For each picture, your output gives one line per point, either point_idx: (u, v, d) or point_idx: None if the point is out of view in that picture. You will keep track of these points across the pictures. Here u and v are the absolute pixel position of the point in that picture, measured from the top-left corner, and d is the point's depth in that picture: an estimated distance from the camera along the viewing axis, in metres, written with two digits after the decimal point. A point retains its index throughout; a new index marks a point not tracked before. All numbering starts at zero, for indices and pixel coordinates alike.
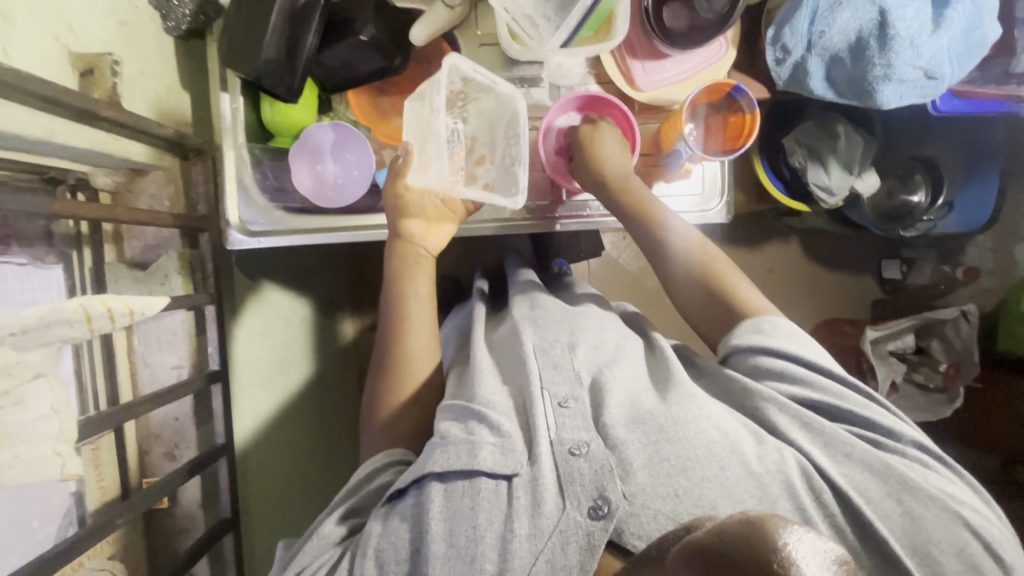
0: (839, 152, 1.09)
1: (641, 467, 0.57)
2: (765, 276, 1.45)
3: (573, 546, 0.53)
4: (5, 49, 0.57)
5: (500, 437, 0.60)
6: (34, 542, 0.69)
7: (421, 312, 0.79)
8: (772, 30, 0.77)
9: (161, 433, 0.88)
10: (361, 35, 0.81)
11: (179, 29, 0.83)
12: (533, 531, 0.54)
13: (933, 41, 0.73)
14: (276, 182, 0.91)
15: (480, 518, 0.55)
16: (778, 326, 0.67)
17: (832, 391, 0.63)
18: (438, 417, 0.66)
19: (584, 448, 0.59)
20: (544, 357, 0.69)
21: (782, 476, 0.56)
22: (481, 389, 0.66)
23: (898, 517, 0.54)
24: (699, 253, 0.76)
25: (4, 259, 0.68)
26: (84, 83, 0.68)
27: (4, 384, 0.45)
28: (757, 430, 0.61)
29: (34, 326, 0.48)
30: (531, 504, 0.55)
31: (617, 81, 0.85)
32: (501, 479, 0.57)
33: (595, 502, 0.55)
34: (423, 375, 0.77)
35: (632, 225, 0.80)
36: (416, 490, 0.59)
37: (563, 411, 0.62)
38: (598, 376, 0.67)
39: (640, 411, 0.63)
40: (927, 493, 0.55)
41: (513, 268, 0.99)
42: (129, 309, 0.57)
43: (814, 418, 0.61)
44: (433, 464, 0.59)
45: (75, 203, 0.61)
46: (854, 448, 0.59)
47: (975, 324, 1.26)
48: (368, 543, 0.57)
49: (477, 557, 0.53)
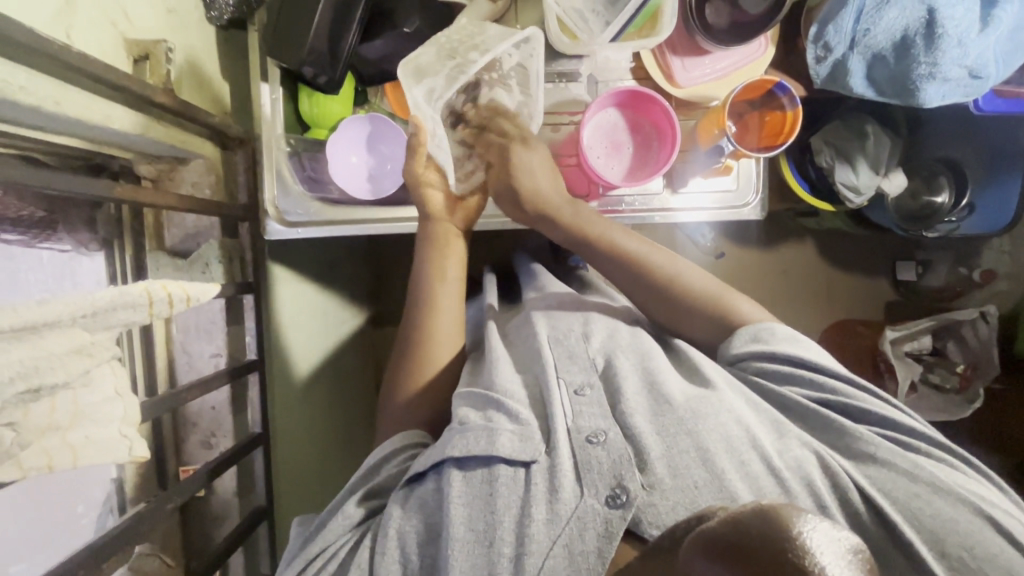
0: (867, 152, 1.10)
1: (659, 459, 0.56)
2: (781, 275, 1.46)
3: (591, 532, 0.53)
4: (66, 33, 0.58)
5: (518, 424, 0.60)
6: (75, 529, 0.72)
7: (451, 298, 0.80)
8: (815, 27, 0.78)
9: (198, 421, 0.90)
10: (405, 28, 0.83)
11: (221, 19, 0.85)
12: (551, 517, 0.54)
13: (981, 40, 0.74)
14: (312, 172, 0.90)
15: (498, 504, 0.55)
16: (776, 333, 0.67)
17: (842, 391, 0.62)
18: (455, 403, 0.66)
19: (602, 436, 0.58)
20: (559, 347, 0.70)
21: (802, 472, 0.56)
22: (498, 377, 0.67)
23: (926, 517, 0.52)
24: (665, 263, 0.76)
25: (47, 245, 0.71)
26: (138, 68, 0.69)
27: (84, 363, 0.46)
28: (778, 423, 0.61)
29: (105, 307, 0.47)
30: (549, 490, 0.55)
31: (657, 77, 0.86)
32: (519, 466, 0.58)
33: (614, 490, 0.55)
34: (446, 357, 0.77)
35: (598, 259, 0.79)
36: (436, 474, 0.60)
37: (579, 399, 0.63)
38: (611, 360, 0.68)
39: (659, 398, 0.63)
40: (956, 495, 0.53)
41: (523, 265, 0.97)
42: (187, 295, 0.56)
43: (837, 420, 0.60)
44: (451, 449, 0.59)
45: (132, 187, 0.61)
46: (877, 446, 0.57)
47: (995, 326, 1.26)
48: (389, 524, 0.58)
49: (496, 541, 0.53)
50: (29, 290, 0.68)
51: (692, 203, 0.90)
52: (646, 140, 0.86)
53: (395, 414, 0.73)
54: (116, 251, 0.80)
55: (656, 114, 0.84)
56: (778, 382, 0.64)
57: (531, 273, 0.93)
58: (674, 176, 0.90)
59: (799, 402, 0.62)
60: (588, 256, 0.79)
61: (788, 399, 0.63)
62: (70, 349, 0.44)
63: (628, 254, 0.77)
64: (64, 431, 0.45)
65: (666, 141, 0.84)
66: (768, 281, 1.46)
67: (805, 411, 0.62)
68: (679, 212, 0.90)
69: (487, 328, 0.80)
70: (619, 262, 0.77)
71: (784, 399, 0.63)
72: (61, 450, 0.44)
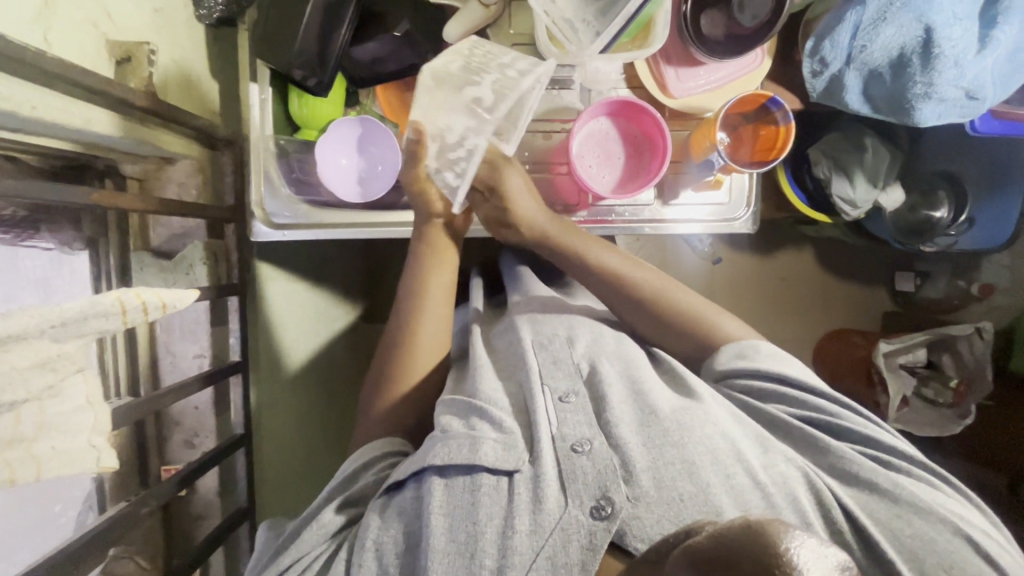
0: (865, 166, 1.07)
1: (644, 470, 0.53)
2: (777, 284, 1.45)
3: (575, 545, 0.50)
4: (44, 37, 0.57)
5: (501, 432, 0.57)
6: (56, 526, 0.74)
7: (437, 305, 0.75)
8: (811, 42, 0.77)
9: (181, 420, 0.91)
10: (395, 32, 0.81)
11: (211, 17, 0.83)
12: (534, 529, 0.50)
13: (977, 62, 0.73)
14: (300, 174, 0.89)
15: (480, 513, 0.52)
16: (761, 350, 0.65)
17: (828, 411, 0.60)
18: (436, 411, 0.62)
19: (587, 446, 0.55)
20: (543, 352, 0.65)
21: (787, 488, 0.54)
22: (483, 385, 0.62)
23: (907, 538, 0.51)
24: (654, 282, 0.73)
25: (32, 243, 0.72)
26: (120, 70, 0.68)
27: (48, 378, 0.45)
28: (763, 437, 0.58)
29: (74, 318, 0.47)
30: (532, 501, 0.52)
31: (650, 88, 0.84)
32: (502, 475, 0.54)
33: (598, 502, 0.52)
34: (432, 361, 0.74)
35: (584, 275, 0.76)
36: (417, 483, 0.56)
37: (564, 406, 0.59)
38: (596, 364, 0.64)
39: (645, 409, 0.59)
40: (937, 516, 0.51)
41: (508, 264, 0.92)
42: (163, 302, 0.55)
43: (821, 438, 0.58)
44: (433, 457, 0.55)
45: (111, 193, 0.60)
46: (860, 465, 0.55)
47: (990, 343, 1.22)
48: (366, 535, 0.54)
49: (478, 552, 0.50)
50: (25, 280, 0.72)
51: (685, 215, 0.90)
52: (637, 150, 0.86)
53: (374, 419, 0.70)
54: (101, 250, 0.80)
55: (647, 125, 0.83)
56: (764, 400, 0.62)
57: (515, 275, 0.88)
58: (666, 188, 0.89)
59: (785, 419, 0.60)
60: (576, 270, 0.76)
61: (775, 417, 0.60)
62: (34, 363, 0.44)
63: (616, 269, 0.74)
64: (30, 442, 0.44)
65: (658, 152, 0.83)
66: (764, 290, 1.45)
67: (789, 428, 0.60)
68: (674, 224, 0.90)
69: (472, 332, 0.75)
70: (600, 271, 0.75)
71: (767, 415, 0.61)
72: (25, 462, 0.44)
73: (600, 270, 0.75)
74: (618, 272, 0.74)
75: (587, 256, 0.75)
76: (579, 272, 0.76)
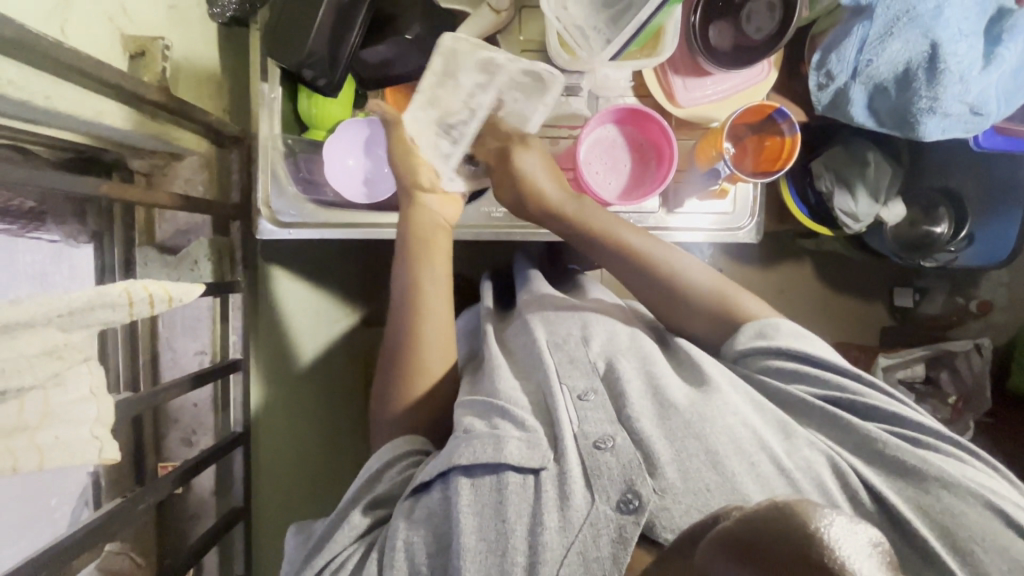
0: (867, 180, 1.08)
1: (669, 462, 0.53)
2: (778, 297, 1.45)
3: (606, 538, 0.49)
4: (61, 28, 0.57)
5: (524, 431, 0.56)
6: (50, 520, 0.74)
7: (438, 299, 0.74)
8: (818, 55, 0.78)
9: (180, 417, 0.90)
10: (406, 34, 0.83)
11: (224, 16, 0.85)
12: (563, 525, 0.50)
13: (982, 78, 0.74)
14: (307, 174, 0.89)
15: (509, 512, 0.51)
16: (782, 328, 0.64)
17: (850, 388, 0.59)
18: (456, 414, 0.62)
19: (610, 442, 0.55)
20: (558, 352, 0.65)
21: (812, 472, 0.53)
22: (501, 384, 0.62)
23: (937, 513, 0.50)
24: (674, 262, 0.73)
25: (37, 235, 0.72)
26: (133, 64, 0.69)
27: (55, 366, 0.45)
28: (784, 422, 0.58)
29: (81, 308, 0.46)
30: (559, 497, 0.51)
31: (657, 96, 0.85)
32: (528, 474, 0.53)
33: (625, 495, 0.51)
34: (441, 362, 0.72)
35: (603, 257, 0.75)
36: (443, 484, 0.55)
37: (584, 404, 0.59)
38: (612, 361, 0.64)
39: (664, 402, 0.59)
40: (967, 488, 0.50)
41: (521, 269, 0.91)
42: (169, 296, 0.54)
43: (844, 417, 0.57)
44: (458, 457, 0.54)
45: (121, 185, 0.60)
46: (885, 441, 0.55)
47: (988, 360, 1.25)
48: (396, 537, 0.53)
49: (509, 550, 0.49)
50: (24, 275, 0.70)
51: (689, 223, 0.90)
52: (644, 158, 0.86)
53: (387, 422, 0.70)
54: (106, 242, 0.80)
55: (655, 133, 0.83)
56: (786, 380, 0.61)
57: (526, 277, 0.87)
58: (670, 196, 0.90)
59: (807, 399, 0.59)
60: (595, 252, 0.76)
61: (799, 399, 0.60)
62: (41, 351, 0.44)
63: (635, 250, 0.73)
64: (33, 431, 0.44)
65: (664, 160, 0.83)
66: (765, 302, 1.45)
67: (810, 408, 0.59)
68: (677, 232, 0.90)
69: (486, 334, 0.75)
70: (621, 254, 0.74)
71: (786, 397, 0.61)
72: (29, 451, 0.43)
73: (620, 253, 0.74)
74: (637, 254, 0.73)
75: (605, 239, 0.74)
76: (598, 254, 0.76)
